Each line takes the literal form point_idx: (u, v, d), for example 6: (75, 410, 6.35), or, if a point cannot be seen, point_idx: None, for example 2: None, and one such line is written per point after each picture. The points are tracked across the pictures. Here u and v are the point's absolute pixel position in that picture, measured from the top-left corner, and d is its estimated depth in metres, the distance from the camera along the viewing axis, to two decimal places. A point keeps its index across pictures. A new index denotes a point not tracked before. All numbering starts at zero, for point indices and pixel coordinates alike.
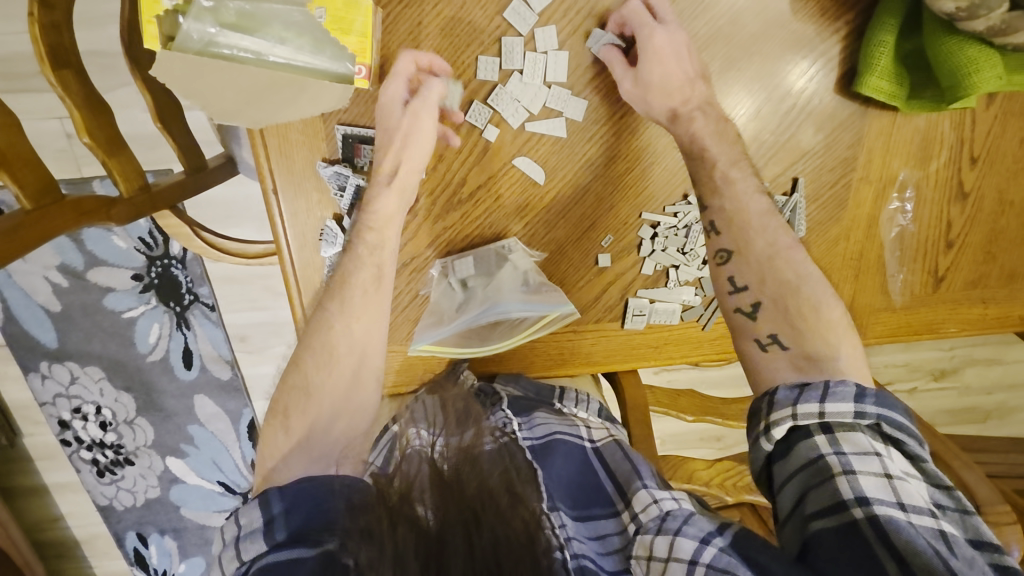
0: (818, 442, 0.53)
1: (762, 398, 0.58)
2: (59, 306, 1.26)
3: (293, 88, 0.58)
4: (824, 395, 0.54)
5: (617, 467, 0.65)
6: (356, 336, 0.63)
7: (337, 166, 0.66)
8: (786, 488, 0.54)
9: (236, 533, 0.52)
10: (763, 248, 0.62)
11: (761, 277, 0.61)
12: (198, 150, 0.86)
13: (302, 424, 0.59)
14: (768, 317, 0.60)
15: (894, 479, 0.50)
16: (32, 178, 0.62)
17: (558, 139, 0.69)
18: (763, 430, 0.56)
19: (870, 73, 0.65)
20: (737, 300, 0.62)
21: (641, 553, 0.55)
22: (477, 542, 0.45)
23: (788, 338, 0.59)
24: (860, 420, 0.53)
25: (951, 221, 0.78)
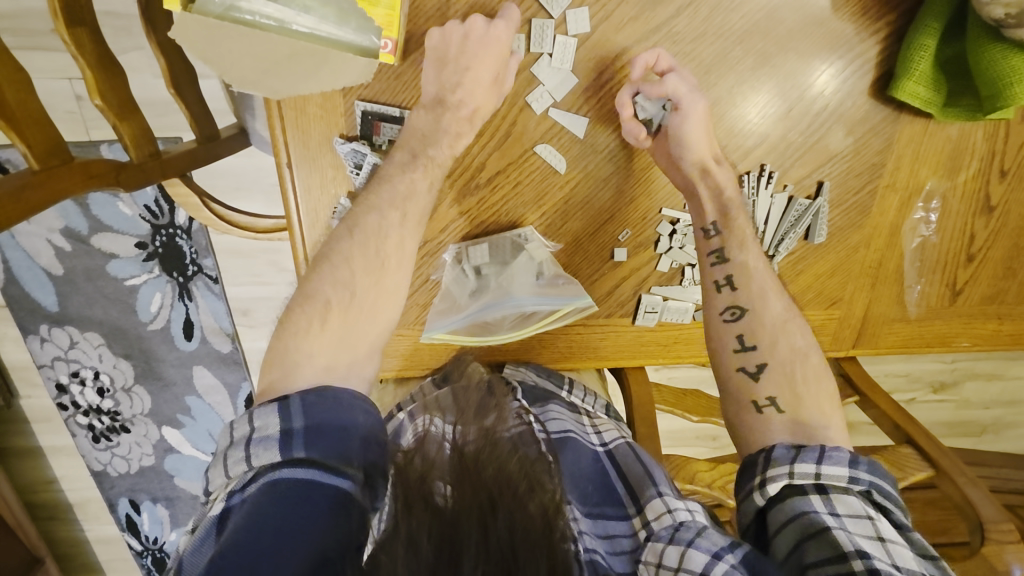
0: (812, 500, 0.53)
1: (758, 453, 0.59)
2: (62, 270, 1.25)
3: (314, 60, 0.56)
4: (821, 455, 0.55)
5: (630, 471, 0.64)
6: (394, 244, 0.60)
7: (355, 143, 0.64)
8: (781, 537, 0.52)
9: (246, 435, 0.49)
10: (774, 315, 0.65)
11: (772, 341, 0.64)
12: (211, 119, 0.84)
13: (338, 321, 0.56)
14: (771, 380, 0.62)
15: (886, 542, 0.50)
16: (41, 138, 0.60)
17: (580, 130, 0.67)
18: (758, 483, 0.56)
19: (907, 78, 0.63)
20: (743, 360, 0.64)
21: (650, 560, 0.54)
22: (494, 527, 0.44)
23: (785, 402, 0.61)
24: (853, 484, 0.54)
25: (974, 235, 0.76)
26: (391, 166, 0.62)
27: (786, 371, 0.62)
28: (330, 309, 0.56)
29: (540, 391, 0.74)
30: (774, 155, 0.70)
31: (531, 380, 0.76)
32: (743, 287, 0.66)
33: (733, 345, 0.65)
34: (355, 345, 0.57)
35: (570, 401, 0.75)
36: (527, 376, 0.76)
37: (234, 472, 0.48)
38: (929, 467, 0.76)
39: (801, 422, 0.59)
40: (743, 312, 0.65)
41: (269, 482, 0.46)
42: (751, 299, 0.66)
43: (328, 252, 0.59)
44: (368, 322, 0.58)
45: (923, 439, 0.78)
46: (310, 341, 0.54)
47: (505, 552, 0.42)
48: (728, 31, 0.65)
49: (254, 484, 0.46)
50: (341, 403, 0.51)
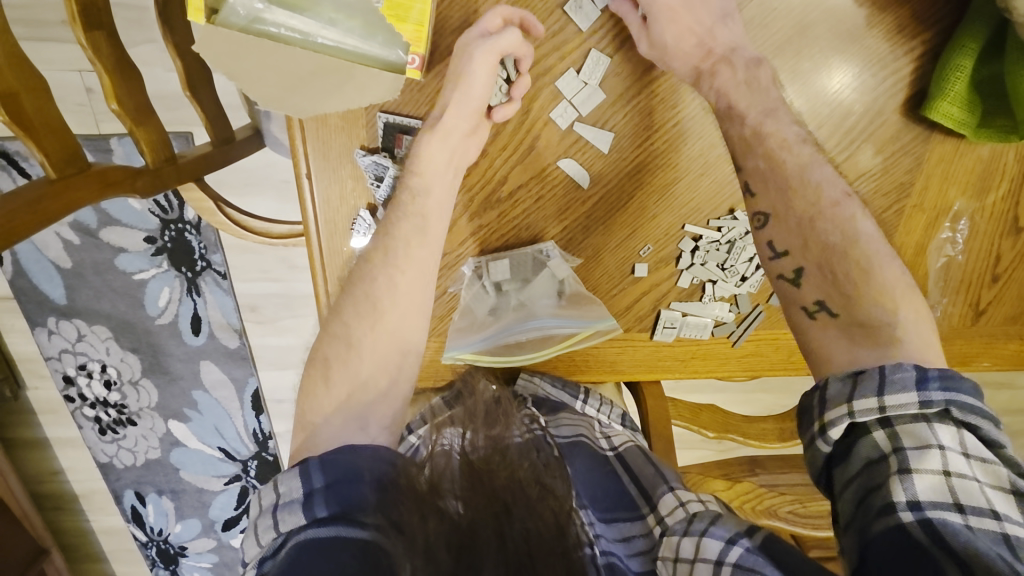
0: (875, 440, 0.48)
1: (812, 393, 0.52)
2: (71, 263, 1.25)
3: (339, 76, 0.54)
4: (881, 385, 0.48)
5: (641, 473, 0.65)
6: (400, 288, 0.59)
7: (376, 155, 0.62)
8: (846, 491, 0.48)
9: (273, 502, 0.49)
10: (803, 209, 0.57)
11: (804, 240, 0.56)
12: (227, 121, 0.83)
13: (344, 381, 0.57)
14: (813, 285, 0.56)
15: (954, 478, 0.45)
16: (57, 145, 0.59)
17: (605, 145, 0.66)
18: (817, 430, 0.50)
19: (942, 98, 0.62)
20: (778, 268, 0.58)
21: (667, 555, 0.55)
22: (510, 534, 0.44)
23: (836, 304, 0.54)
24: (926, 410, 0.47)
25: (1000, 255, 0.75)
26: (420, 179, 0.60)
27: (828, 270, 0.55)
28: (332, 366, 0.58)
29: (553, 401, 0.74)
30: None
31: (546, 392, 0.75)
32: (761, 193, 0.59)
33: (766, 254, 0.59)
34: (367, 393, 0.57)
35: (583, 411, 0.75)
36: (541, 388, 0.76)
37: (266, 539, 0.48)
38: None
39: (855, 323, 0.53)
40: (769, 218, 0.59)
41: (301, 540, 0.46)
42: (773, 202, 0.59)
43: (341, 309, 0.60)
44: (374, 373, 0.58)
45: None
46: (320, 400, 0.56)
47: (522, 558, 0.43)
48: (759, 47, 0.64)
49: (284, 548, 0.46)
50: (355, 453, 0.51)
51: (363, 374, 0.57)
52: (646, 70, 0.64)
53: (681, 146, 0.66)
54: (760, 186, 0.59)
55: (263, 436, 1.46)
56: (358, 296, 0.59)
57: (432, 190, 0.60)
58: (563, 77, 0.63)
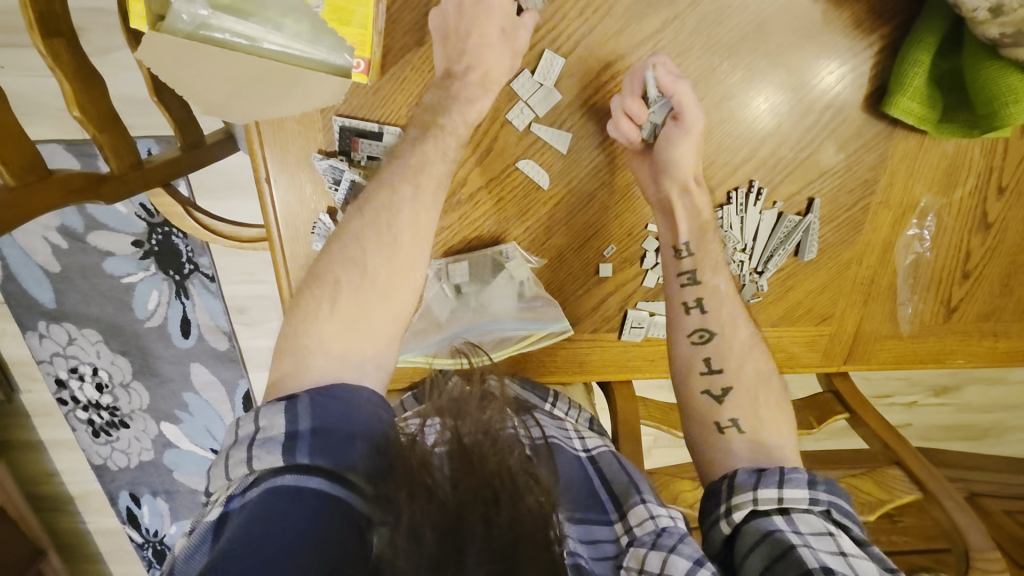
0: (776, 522, 0.54)
1: (720, 480, 0.58)
2: (59, 267, 1.26)
3: (287, 81, 0.55)
4: (780, 480, 0.55)
5: (614, 478, 0.66)
6: (408, 224, 0.57)
7: (333, 159, 0.62)
8: (750, 560, 0.52)
9: (251, 435, 0.48)
10: (744, 337, 0.67)
11: (738, 365, 0.65)
12: (197, 125, 0.84)
13: (350, 306, 0.54)
14: (734, 403, 0.64)
15: (849, 556, 0.51)
16: (16, 152, 0.59)
17: (564, 145, 0.65)
18: (724, 512, 0.56)
19: (901, 93, 0.61)
20: (709, 382, 0.65)
21: (632, 565, 0.57)
22: (496, 522, 0.44)
23: (746, 423, 0.63)
24: (814, 505, 0.55)
25: (970, 251, 0.74)
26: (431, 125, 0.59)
27: (751, 396, 0.64)
28: (341, 292, 0.54)
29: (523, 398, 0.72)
30: (763, 170, 0.68)
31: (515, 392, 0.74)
32: (712, 311, 0.67)
33: (700, 368, 0.66)
34: (367, 328, 0.54)
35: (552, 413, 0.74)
36: (511, 387, 0.73)
37: (237, 474, 0.47)
38: (918, 490, 0.74)
39: (760, 444, 0.62)
40: (713, 335, 0.66)
41: (271, 487, 0.45)
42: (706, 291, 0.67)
43: (336, 238, 0.57)
44: (381, 306, 0.55)
45: (912, 459, 0.76)
46: (320, 327, 0.53)
47: (506, 548, 0.43)
48: (717, 44, 0.63)
49: (256, 488, 0.45)
50: (352, 404, 0.49)
51: (367, 302, 0.54)
52: (603, 70, 0.63)
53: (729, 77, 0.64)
54: (710, 299, 0.67)
55: None
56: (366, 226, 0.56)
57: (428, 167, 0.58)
58: (520, 76, 0.62)
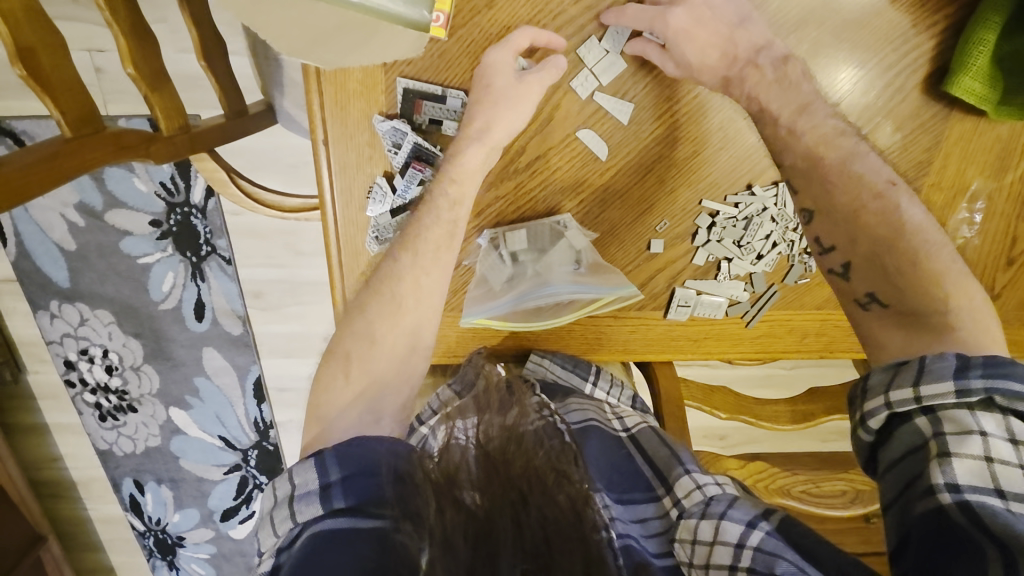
0: (918, 425, 0.47)
1: (856, 385, 0.53)
2: (75, 245, 1.24)
3: (364, 32, 0.59)
4: (919, 375, 0.48)
5: (655, 452, 0.63)
6: (422, 289, 0.61)
7: (395, 121, 0.62)
8: (886, 477, 0.48)
9: (289, 493, 0.50)
10: (846, 203, 0.57)
11: (850, 238, 0.57)
12: (240, 95, 0.83)
13: (362, 375, 0.57)
14: (863, 277, 0.57)
15: (996, 463, 0.44)
16: (76, 105, 0.59)
17: (625, 116, 0.65)
18: (858, 420, 0.51)
19: (964, 73, 0.62)
20: (828, 262, 0.59)
21: (685, 537, 0.54)
22: (526, 522, 0.43)
23: (887, 295, 0.55)
24: (965, 398, 0.46)
25: (1017, 238, 0.75)
26: (457, 188, 0.61)
27: (876, 260, 0.56)
28: (353, 363, 0.58)
29: (560, 385, 0.73)
30: None
31: (556, 375, 0.75)
32: (801, 191, 0.60)
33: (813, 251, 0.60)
34: (383, 390, 0.57)
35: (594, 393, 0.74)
36: (550, 373, 0.75)
37: (283, 530, 0.49)
38: None
39: (909, 313, 0.53)
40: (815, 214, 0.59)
41: (315, 533, 0.46)
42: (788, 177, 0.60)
43: (360, 308, 0.61)
44: (393, 364, 0.58)
45: None
46: (338, 395, 0.56)
47: (539, 544, 0.43)
48: (783, 19, 0.63)
49: (301, 538, 0.46)
50: (368, 447, 0.50)
51: (380, 367, 0.58)
52: None
53: (705, 107, 0.66)
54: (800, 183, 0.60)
55: (264, 425, 1.45)
56: (380, 296, 0.60)
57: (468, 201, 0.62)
58: (586, 41, 0.62)
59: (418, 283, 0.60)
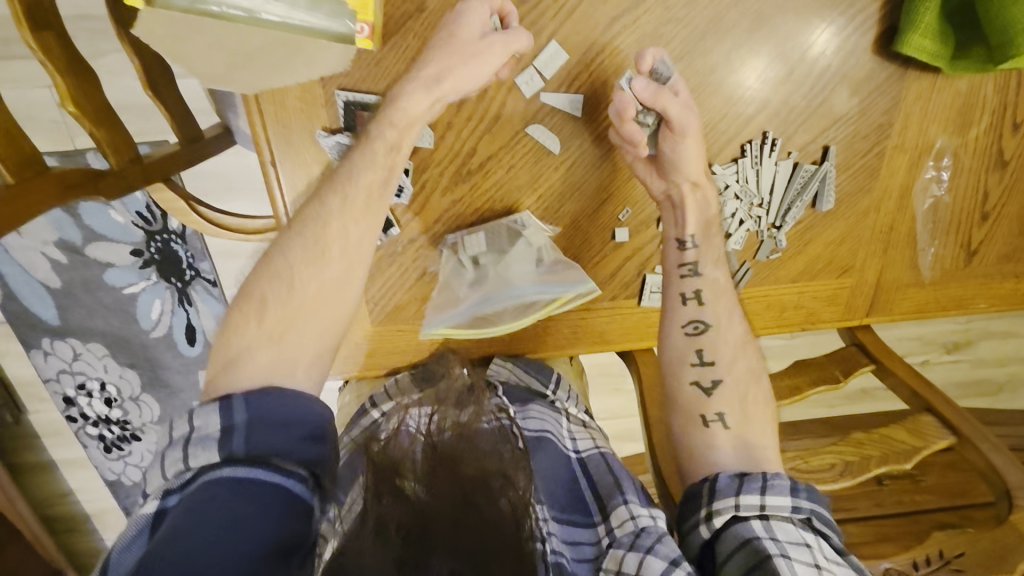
0: (755, 528, 0.58)
1: (702, 483, 0.62)
2: (60, 282, 1.23)
3: (289, 50, 0.56)
4: (763, 487, 0.60)
5: (600, 480, 0.70)
6: (351, 237, 0.58)
7: (338, 136, 0.61)
8: (727, 565, 0.57)
9: (184, 434, 0.49)
10: (733, 335, 0.69)
11: (731, 359, 0.68)
12: (193, 120, 0.82)
13: (277, 322, 0.55)
14: (723, 397, 0.67)
15: (823, 570, 0.55)
16: (13, 150, 0.57)
17: (575, 108, 0.64)
18: (704, 517, 0.60)
19: (913, 31, 0.60)
20: (699, 373, 0.68)
21: (610, 566, 0.61)
22: (464, 522, 0.50)
23: (732, 420, 0.66)
24: (795, 514, 0.59)
25: (988, 192, 0.74)
26: (397, 132, 0.58)
27: (737, 389, 0.67)
28: (270, 308, 0.55)
29: (521, 391, 0.76)
30: (776, 121, 0.67)
31: (517, 379, 0.76)
32: (708, 304, 0.69)
33: (692, 360, 0.68)
34: (297, 346, 0.55)
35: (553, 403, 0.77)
36: (513, 376, 0.76)
37: (174, 471, 0.48)
38: (951, 435, 0.73)
39: (743, 439, 0.66)
40: (705, 327, 0.68)
41: (211, 479, 0.46)
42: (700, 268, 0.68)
43: (280, 247, 0.58)
44: (313, 319, 0.57)
45: (944, 407, 0.75)
46: (250, 340, 0.54)
47: (473, 548, 0.48)
48: None
49: (193, 483, 0.47)
50: (288, 399, 0.52)
51: (297, 321, 0.56)
52: (612, 23, 0.61)
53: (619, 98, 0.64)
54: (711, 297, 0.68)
55: None
56: (302, 238, 0.57)
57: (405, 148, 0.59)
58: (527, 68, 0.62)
59: (347, 232, 0.58)
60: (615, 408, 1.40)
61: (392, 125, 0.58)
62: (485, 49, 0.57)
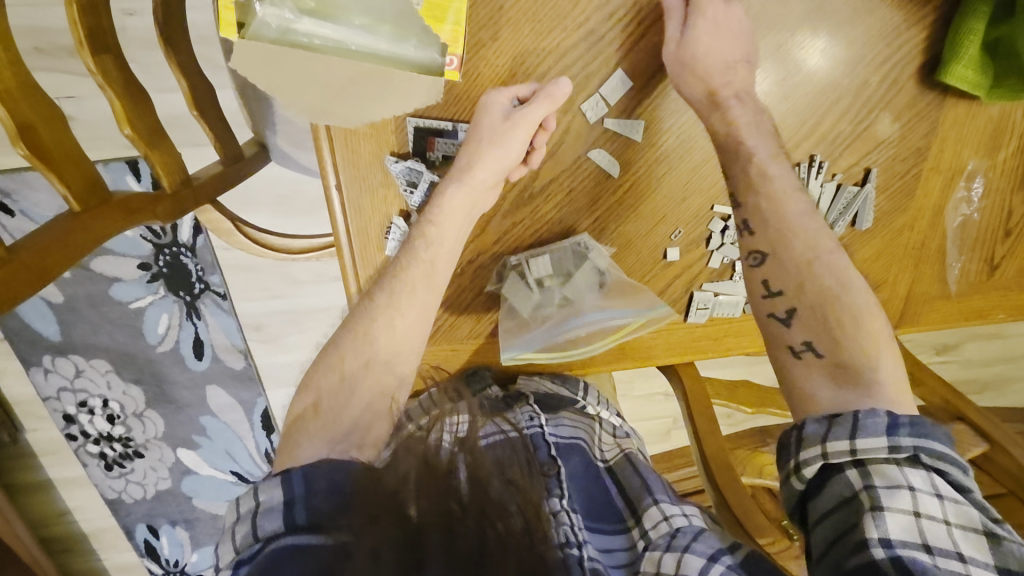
0: (851, 476, 0.54)
1: (790, 431, 0.58)
2: (62, 298, 1.21)
3: (379, 81, 0.58)
4: (854, 429, 0.53)
5: (629, 484, 0.70)
6: (398, 330, 0.62)
7: (409, 161, 0.62)
8: (820, 522, 0.54)
9: (252, 509, 0.50)
10: (801, 251, 0.61)
11: (799, 283, 0.61)
12: (235, 138, 0.81)
13: (331, 407, 0.58)
14: (801, 325, 0.60)
15: (922, 518, 0.51)
16: (79, 175, 0.57)
17: (635, 137, 0.66)
18: (793, 469, 0.57)
19: (957, 62, 0.64)
20: (770, 306, 0.62)
21: (648, 569, 0.60)
22: (462, 530, 0.43)
23: (822, 347, 0.59)
24: (895, 453, 0.53)
25: (1012, 210, 0.78)
26: (436, 228, 0.61)
27: (820, 313, 0.59)
28: (324, 397, 0.59)
29: (552, 400, 0.76)
30: (823, 145, 0.69)
31: (548, 388, 0.78)
32: (760, 232, 0.63)
33: (760, 292, 0.63)
34: (352, 426, 0.57)
35: (584, 409, 0.78)
36: (542, 385, 0.78)
37: (243, 545, 0.49)
38: (984, 442, 0.77)
39: (843, 366, 0.58)
40: (764, 256, 0.62)
41: (276, 549, 0.46)
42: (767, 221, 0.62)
43: (335, 343, 0.62)
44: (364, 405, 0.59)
45: (975, 414, 0.79)
46: (307, 426, 0.56)
47: (473, 556, 0.42)
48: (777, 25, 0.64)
49: (260, 556, 0.47)
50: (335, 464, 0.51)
51: (352, 411, 0.58)
52: None
53: (653, 167, 0.68)
54: (759, 223, 0.63)
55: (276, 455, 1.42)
56: (357, 335, 0.62)
57: (445, 240, 0.62)
58: (590, 95, 0.64)
59: (390, 324, 0.61)
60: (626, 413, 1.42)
61: (431, 221, 0.61)
62: (507, 129, 0.59)
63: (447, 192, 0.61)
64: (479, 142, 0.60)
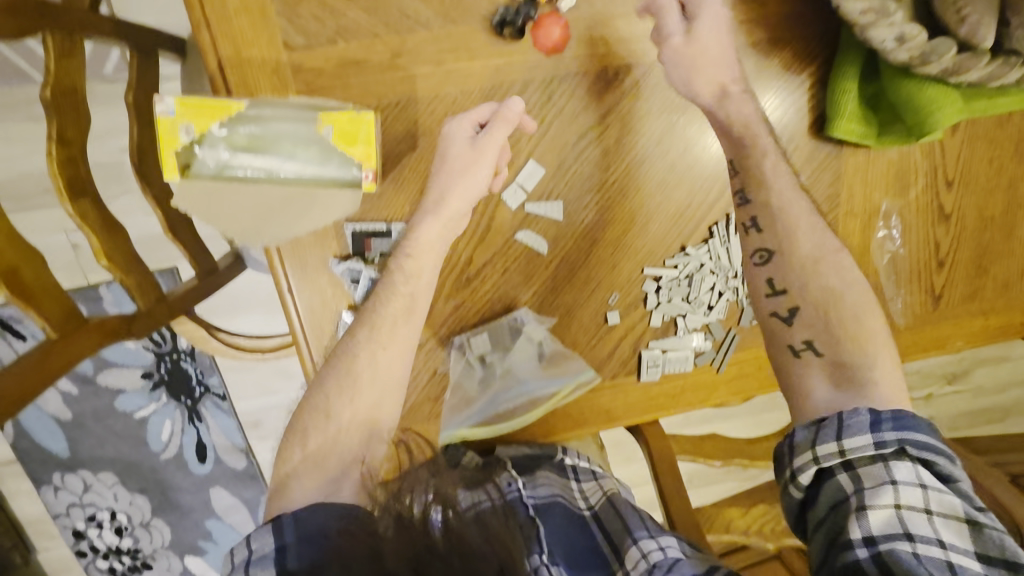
0: (841, 480, 0.56)
1: (783, 442, 0.60)
2: (71, 414, 1.27)
3: (306, 200, 0.66)
4: (840, 428, 0.56)
5: (610, 524, 0.71)
6: (381, 365, 0.64)
7: (349, 261, 0.68)
8: (815, 535, 0.56)
9: (246, 558, 0.52)
10: (808, 249, 0.65)
11: (804, 282, 0.64)
12: (209, 254, 0.89)
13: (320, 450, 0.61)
14: (804, 322, 0.63)
15: (903, 510, 0.53)
16: (56, 308, 0.64)
17: (557, 217, 0.72)
18: (790, 476, 0.58)
19: (839, 118, 0.70)
20: (774, 304, 0.65)
21: None
22: None
23: (822, 346, 0.62)
24: (882, 448, 0.55)
25: (938, 242, 0.81)
26: (413, 261, 0.65)
27: (824, 318, 0.63)
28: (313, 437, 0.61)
29: (529, 461, 0.77)
30: None
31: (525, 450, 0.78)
32: (768, 229, 0.66)
33: (766, 291, 0.66)
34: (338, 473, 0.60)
35: (563, 463, 0.79)
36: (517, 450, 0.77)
37: None
38: None
39: (841, 365, 0.61)
40: (772, 254, 0.66)
41: None
42: (778, 238, 0.66)
43: (320, 383, 0.65)
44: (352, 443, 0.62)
45: None
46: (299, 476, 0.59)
47: None
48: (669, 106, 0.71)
49: None
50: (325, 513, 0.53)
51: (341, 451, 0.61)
52: (579, 139, 0.71)
53: (593, 221, 0.73)
54: (767, 222, 0.66)
55: None
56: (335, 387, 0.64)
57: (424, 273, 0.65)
58: (508, 185, 0.70)
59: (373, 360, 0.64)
60: (630, 478, 1.39)
61: (408, 255, 0.65)
62: (476, 154, 0.64)
63: (419, 225, 0.65)
64: (451, 163, 0.64)
